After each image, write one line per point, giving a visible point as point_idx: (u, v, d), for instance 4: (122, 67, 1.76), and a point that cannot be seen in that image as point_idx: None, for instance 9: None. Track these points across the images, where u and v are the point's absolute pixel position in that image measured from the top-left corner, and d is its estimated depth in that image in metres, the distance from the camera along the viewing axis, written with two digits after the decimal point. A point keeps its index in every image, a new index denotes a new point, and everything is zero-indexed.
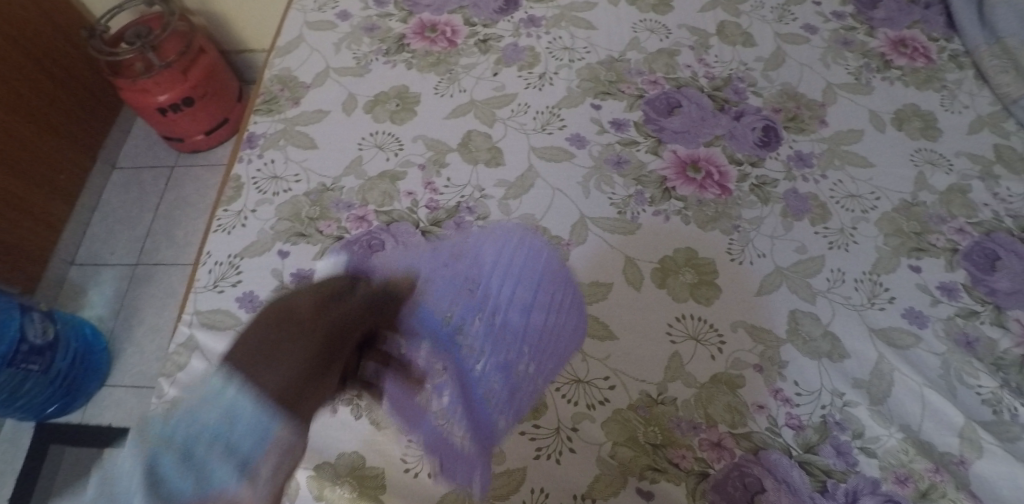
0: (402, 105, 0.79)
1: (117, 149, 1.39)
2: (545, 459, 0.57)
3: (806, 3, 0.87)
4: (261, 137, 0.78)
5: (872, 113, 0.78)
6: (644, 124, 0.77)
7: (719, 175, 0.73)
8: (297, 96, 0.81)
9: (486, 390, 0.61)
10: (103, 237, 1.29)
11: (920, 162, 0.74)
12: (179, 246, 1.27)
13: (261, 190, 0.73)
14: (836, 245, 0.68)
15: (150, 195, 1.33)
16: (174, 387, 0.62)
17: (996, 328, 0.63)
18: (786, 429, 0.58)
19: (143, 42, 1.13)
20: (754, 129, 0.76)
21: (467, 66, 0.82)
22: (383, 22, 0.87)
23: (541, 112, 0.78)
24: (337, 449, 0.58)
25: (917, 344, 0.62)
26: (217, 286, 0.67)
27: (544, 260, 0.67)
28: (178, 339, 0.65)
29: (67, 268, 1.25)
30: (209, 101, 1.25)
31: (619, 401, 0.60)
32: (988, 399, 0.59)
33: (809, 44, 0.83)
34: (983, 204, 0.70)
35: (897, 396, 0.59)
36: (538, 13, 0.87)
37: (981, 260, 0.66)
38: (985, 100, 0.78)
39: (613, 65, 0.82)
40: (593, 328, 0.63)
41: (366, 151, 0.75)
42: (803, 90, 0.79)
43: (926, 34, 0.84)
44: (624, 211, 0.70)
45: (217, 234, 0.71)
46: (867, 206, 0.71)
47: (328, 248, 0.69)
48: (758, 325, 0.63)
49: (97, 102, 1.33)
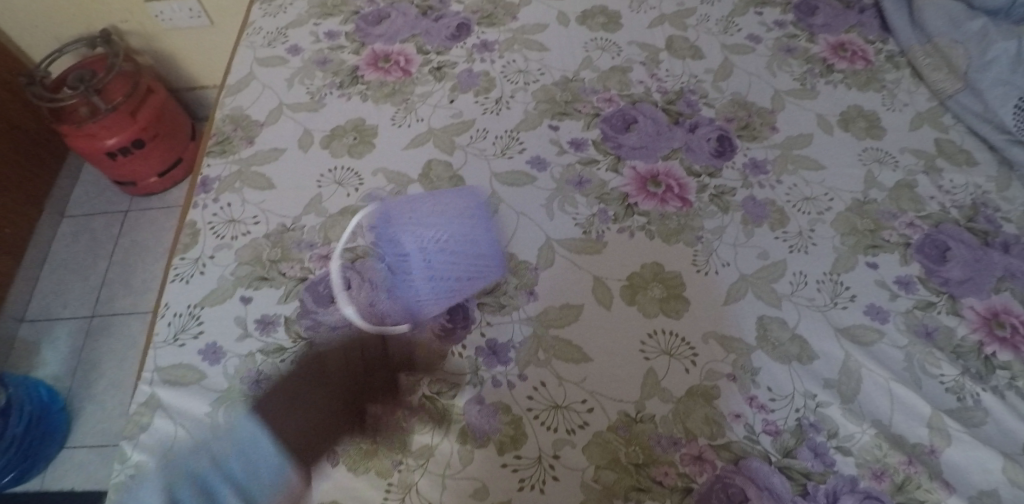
0: (360, 138, 0.78)
1: (65, 198, 1.34)
2: (529, 490, 0.56)
3: (748, 14, 0.90)
4: (215, 180, 0.76)
5: (820, 117, 0.80)
6: (603, 142, 0.78)
7: (679, 188, 0.74)
8: (251, 135, 0.79)
9: (465, 423, 0.59)
10: (55, 289, 1.24)
11: (868, 161, 0.76)
12: (137, 294, 1.22)
13: (218, 235, 0.71)
14: (796, 249, 0.70)
15: (104, 242, 1.29)
16: (137, 450, 0.58)
17: (952, 316, 0.65)
18: (764, 435, 0.59)
19: (86, 86, 1.09)
20: (709, 140, 0.78)
21: (423, 95, 0.82)
22: (334, 55, 0.86)
23: (500, 137, 0.78)
24: (315, 502, 0.55)
25: (880, 339, 0.64)
26: (177, 339, 0.64)
27: (514, 285, 0.67)
28: (138, 398, 0.61)
29: (18, 325, 1.19)
30: (161, 141, 1.22)
31: (599, 423, 0.60)
32: (951, 387, 0.61)
33: (755, 54, 0.86)
34: (929, 197, 0.73)
35: (866, 393, 0.61)
36: (490, 38, 0.87)
37: (932, 252, 0.69)
38: (923, 97, 0.81)
39: (568, 85, 0.83)
40: (568, 351, 0.63)
41: (325, 188, 0.74)
42: (753, 99, 0.82)
43: (863, 37, 0.87)
44: (589, 230, 0.71)
45: (174, 285, 0.68)
46: (822, 208, 0.73)
47: (292, 291, 0.67)
48: (728, 334, 0.64)
49: (40, 150, 1.28)
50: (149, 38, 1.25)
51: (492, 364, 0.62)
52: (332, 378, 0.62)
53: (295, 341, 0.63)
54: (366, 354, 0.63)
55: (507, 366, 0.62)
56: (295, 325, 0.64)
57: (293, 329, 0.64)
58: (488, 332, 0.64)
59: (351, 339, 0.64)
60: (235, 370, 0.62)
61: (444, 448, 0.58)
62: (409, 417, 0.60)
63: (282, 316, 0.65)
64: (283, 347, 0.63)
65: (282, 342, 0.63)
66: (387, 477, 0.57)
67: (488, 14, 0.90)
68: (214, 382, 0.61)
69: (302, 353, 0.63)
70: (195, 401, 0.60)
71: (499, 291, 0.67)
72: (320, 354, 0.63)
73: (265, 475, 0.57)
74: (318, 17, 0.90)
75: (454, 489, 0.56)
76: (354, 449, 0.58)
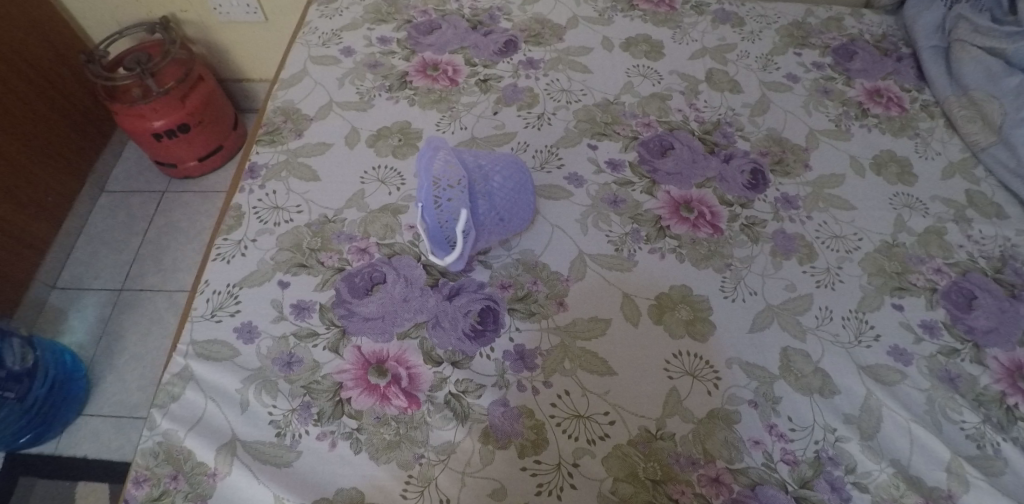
0: (404, 140, 0.81)
1: (106, 174, 1.38)
2: (546, 495, 0.57)
3: (788, 54, 0.92)
4: (262, 168, 0.78)
5: (853, 158, 0.82)
6: (639, 164, 0.80)
7: (711, 215, 0.75)
8: (300, 128, 0.82)
9: (488, 424, 0.60)
10: (86, 260, 1.27)
11: (898, 205, 0.77)
12: (166, 273, 1.25)
13: (262, 220, 0.73)
14: (823, 284, 0.71)
15: (138, 220, 1.32)
16: (167, 419, 0.61)
17: (976, 365, 0.66)
18: (782, 464, 0.59)
19: (142, 69, 1.13)
20: (743, 172, 0.79)
21: (468, 104, 0.84)
22: (386, 59, 0.89)
23: (540, 151, 0.80)
24: (335, 485, 0.57)
25: (902, 381, 0.64)
26: (215, 316, 0.67)
27: (544, 295, 0.69)
28: (173, 369, 0.63)
29: (49, 292, 1.22)
30: (205, 128, 1.26)
31: (619, 436, 0.60)
32: (972, 434, 0.61)
33: (792, 92, 0.88)
34: (958, 246, 0.74)
35: (886, 432, 0.61)
36: (536, 56, 0.90)
37: (958, 300, 0.70)
38: (956, 148, 0.83)
39: (609, 107, 0.85)
40: (593, 364, 0.64)
41: (368, 185, 0.76)
42: (788, 135, 0.83)
43: (899, 85, 0.89)
44: (620, 248, 0.72)
45: (216, 263, 0.70)
46: (850, 247, 0.74)
47: (328, 280, 0.69)
48: (751, 362, 0.65)
49: (89, 124, 1.33)
50: (204, 28, 1.30)
51: (518, 369, 0.64)
52: (362, 367, 0.63)
53: (329, 327, 0.66)
54: (397, 347, 0.65)
55: (533, 372, 0.64)
56: (329, 313, 0.67)
57: (327, 317, 0.66)
58: (516, 338, 0.66)
59: (382, 331, 0.65)
60: (267, 350, 0.64)
61: (465, 446, 0.59)
62: (434, 412, 0.61)
63: (317, 303, 0.67)
64: (316, 332, 0.65)
65: (316, 327, 0.66)
66: (408, 469, 0.58)
67: (536, 33, 0.93)
68: (247, 360, 0.64)
69: (334, 341, 0.65)
70: (227, 376, 0.63)
71: (529, 299, 0.68)
72: (351, 343, 0.65)
73: (290, 455, 0.59)
74: (372, 22, 0.94)
75: (472, 487, 0.57)
76: (377, 438, 0.60)
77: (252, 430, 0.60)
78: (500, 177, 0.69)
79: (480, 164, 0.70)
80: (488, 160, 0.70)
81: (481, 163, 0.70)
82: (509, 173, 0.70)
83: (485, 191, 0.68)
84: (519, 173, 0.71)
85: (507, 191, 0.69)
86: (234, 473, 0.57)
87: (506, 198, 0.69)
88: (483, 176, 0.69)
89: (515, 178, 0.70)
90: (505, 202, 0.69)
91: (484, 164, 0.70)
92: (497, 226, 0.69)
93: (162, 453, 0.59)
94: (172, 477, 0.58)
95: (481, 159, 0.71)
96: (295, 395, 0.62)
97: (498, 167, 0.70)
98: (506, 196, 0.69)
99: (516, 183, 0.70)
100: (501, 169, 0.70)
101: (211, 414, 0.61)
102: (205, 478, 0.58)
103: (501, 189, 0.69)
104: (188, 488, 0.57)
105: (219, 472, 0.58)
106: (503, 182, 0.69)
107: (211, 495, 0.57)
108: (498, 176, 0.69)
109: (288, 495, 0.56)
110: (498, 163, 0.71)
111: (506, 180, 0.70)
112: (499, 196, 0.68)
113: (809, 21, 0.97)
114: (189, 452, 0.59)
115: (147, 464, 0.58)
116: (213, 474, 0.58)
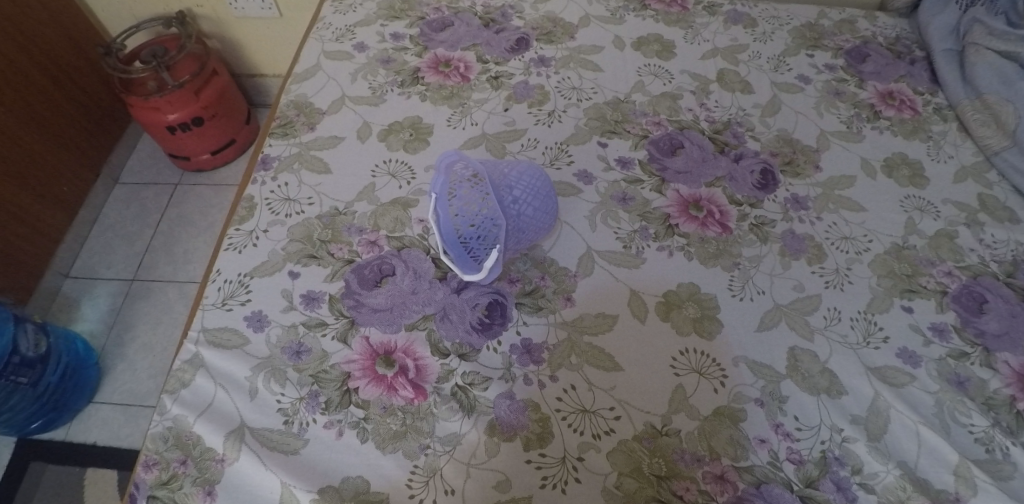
0: (415, 135, 0.81)
1: (119, 165, 1.40)
2: (551, 488, 0.57)
3: (800, 55, 0.92)
4: (275, 160, 0.79)
5: (864, 160, 0.81)
6: (649, 163, 0.80)
7: (720, 214, 0.75)
8: (313, 122, 0.83)
9: (494, 416, 0.61)
10: (99, 250, 1.28)
11: (909, 208, 0.77)
12: (177, 264, 1.27)
13: (274, 212, 0.74)
14: (831, 284, 0.70)
15: (151, 212, 1.34)
16: (177, 404, 0.61)
17: (985, 369, 0.65)
18: (788, 463, 0.59)
19: (157, 62, 1.15)
20: (753, 172, 0.79)
21: (479, 101, 0.85)
22: (398, 55, 0.90)
23: (550, 148, 0.81)
24: (341, 473, 0.58)
25: (911, 383, 0.64)
26: (226, 305, 0.67)
27: (552, 290, 0.69)
28: (183, 356, 0.64)
29: (61, 280, 1.23)
30: (218, 121, 1.28)
31: (624, 431, 0.60)
32: (980, 437, 0.61)
33: (804, 94, 0.88)
34: (969, 249, 0.73)
35: (893, 434, 0.61)
36: (548, 54, 0.90)
37: (969, 303, 0.69)
38: (968, 152, 0.82)
39: (619, 105, 0.85)
40: (599, 359, 0.64)
41: (378, 179, 0.77)
42: (798, 137, 0.83)
43: (912, 88, 0.89)
44: (628, 245, 0.72)
45: (228, 253, 0.71)
46: (860, 248, 0.73)
47: (338, 271, 0.70)
48: (758, 360, 0.65)
49: (104, 115, 1.34)
50: (219, 23, 1.31)
51: (524, 363, 0.64)
52: (370, 357, 0.64)
53: (338, 318, 0.66)
54: (404, 338, 0.65)
55: (539, 366, 0.64)
56: (338, 304, 0.67)
57: (336, 307, 0.67)
58: (523, 332, 0.66)
59: (391, 323, 0.66)
60: (277, 339, 0.65)
61: (471, 437, 0.60)
62: (440, 404, 0.61)
63: (326, 294, 0.68)
64: (325, 322, 0.66)
65: (325, 318, 0.66)
66: (413, 459, 0.58)
67: (547, 31, 0.93)
68: (257, 348, 0.64)
69: (343, 331, 0.65)
70: (237, 364, 0.63)
71: (537, 294, 0.68)
72: (359, 333, 0.65)
73: (297, 442, 0.59)
74: (385, 19, 0.94)
75: (477, 478, 0.58)
76: (384, 428, 0.60)
77: (260, 418, 0.60)
78: (530, 209, 0.67)
79: (512, 191, 0.66)
80: (523, 185, 0.67)
81: (515, 190, 0.66)
82: (541, 203, 0.67)
83: (515, 224, 0.66)
84: (550, 200, 0.68)
85: (534, 222, 0.67)
86: (242, 459, 0.58)
87: (532, 228, 0.68)
88: (516, 207, 0.66)
89: (545, 206, 0.68)
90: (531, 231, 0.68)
91: (518, 192, 0.66)
92: (517, 250, 0.69)
93: (171, 438, 0.60)
94: (181, 462, 0.58)
95: (514, 181, 0.67)
96: (303, 384, 0.62)
97: (532, 196, 0.67)
98: (529, 226, 0.67)
99: (544, 213, 0.68)
100: (533, 198, 0.67)
101: (221, 401, 0.61)
102: (213, 463, 0.58)
103: (529, 221, 0.67)
104: (196, 473, 0.58)
105: (227, 457, 0.58)
106: (533, 214, 0.67)
107: (219, 480, 0.58)
108: (529, 207, 0.66)
109: (295, 482, 0.57)
110: (531, 188, 0.67)
111: (538, 210, 0.67)
112: (523, 227, 0.67)
113: (821, 23, 0.96)
114: (198, 437, 0.60)
115: (157, 448, 0.59)
116: (221, 460, 0.58)
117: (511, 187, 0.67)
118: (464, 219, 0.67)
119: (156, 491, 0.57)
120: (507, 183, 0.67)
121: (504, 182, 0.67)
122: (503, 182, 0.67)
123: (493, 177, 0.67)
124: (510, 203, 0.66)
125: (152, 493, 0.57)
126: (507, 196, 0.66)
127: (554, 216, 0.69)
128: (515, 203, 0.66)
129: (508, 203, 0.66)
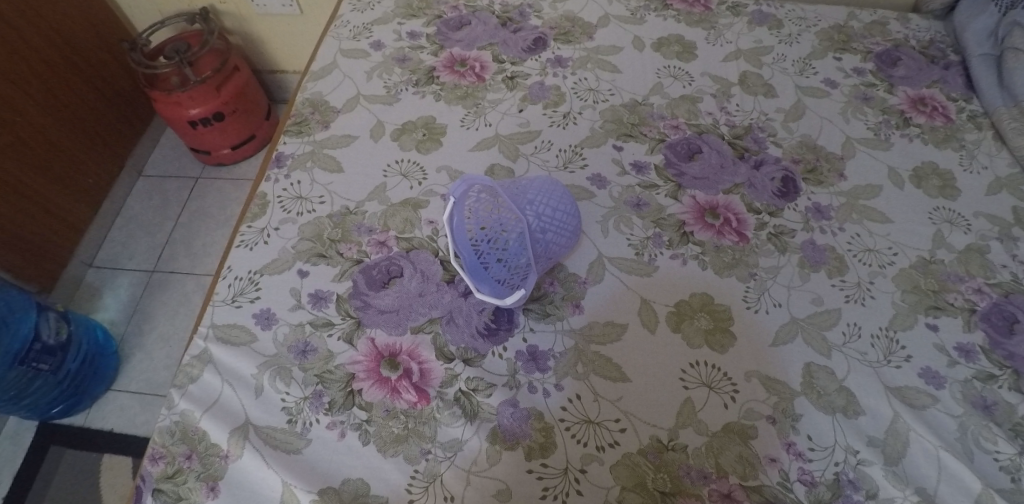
0: (428, 135, 0.81)
1: (143, 158, 1.43)
2: (552, 499, 0.56)
3: (827, 58, 0.89)
4: (289, 157, 0.79)
5: (891, 169, 0.78)
6: (665, 168, 0.78)
7: (737, 222, 0.73)
8: (328, 120, 0.83)
9: (498, 424, 0.60)
10: (122, 241, 1.31)
11: (938, 220, 0.74)
12: (197, 256, 1.29)
13: (286, 209, 0.74)
14: (852, 299, 0.68)
15: (172, 204, 1.37)
16: (185, 399, 0.62)
17: (1014, 393, 0.62)
18: (799, 484, 0.57)
19: (180, 58, 1.16)
20: (773, 179, 0.77)
21: (494, 101, 0.84)
22: (414, 54, 0.89)
23: (563, 150, 0.79)
24: (343, 475, 0.58)
25: (933, 405, 0.61)
26: (235, 301, 0.68)
27: (560, 296, 0.68)
28: (192, 351, 0.65)
29: (85, 269, 1.27)
30: (239, 117, 1.30)
31: (629, 444, 0.59)
32: (1006, 466, 0.58)
33: (830, 98, 0.85)
34: (1002, 265, 0.70)
35: (912, 458, 0.58)
36: (565, 54, 0.89)
37: (999, 323, 0.66)
38: (1004, 162, 0.78)
39: (636, 108, 0.83)
40: (606, 369, 0.63)
41: (390, 178, 0.77)
42: (823, 143, 0.80)
43: (945, 93, 0.85)
44: (641, 252, 0.71)
45: (239, 249, 0.72)
46: (884, 261, 0.71)
47: (347, 271, 0.70)
48: (773, 376, 0.63)
49: (129, 109, 1.38)
50: (241, 19, 1.33)
51: (530, 370, 0.63)
52: (375, 359, 0.64)
53: (345, 318, 0.66)
54: (410, 340, 0.65)
55: (545, 373, 0.63)
56: (345, 304, 0.67)
57: (343, 307, 0.67)
58: (529, 338, 0.65)
59: (396, 325, 0.66)
60: (283, 338, 0.65)
61: (473, 444, 0.59)
62: (443, 409, 0.61)
63: (334, 294, 0.68)
64: (332, 322, 0.66)
65: (332, 317, 0.66)
66: (414, 463, 0.58)
67: (565, 31, 0.91)
68: (263, 346, 0.65)
69: (349, 331, 0.65)
70: (244, 361, 0.64)
71: (545, 300, 0.68)
72: (365, 334, 0.65)
73: (299, 442, 0.59)
74: (402, 17, 0.94)
75: (478, 486, 0.57)
76: (386, 430, 0.60)
77: (265, 416, 0.61)
78: (554, 247, 0.65)
79: (545, 231, 0.63)
80: (555, 223, 0.63)
81: (546, 230, 0.63)
82: (565, 240, 0.65)
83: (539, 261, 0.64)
84: (572, 236, 0.66)
85: (554, 256, 0.66)
86: (245, 456, 0.58)
87: (547, 261, 0.66)
88: (543, 246, 0.63)
89: (567, 242, 0.66)
90: (544, 266, 0.66)
91: (549, 232, 0.63)
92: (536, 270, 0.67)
93: (178, 432, 0.60)
94: (186, 457, 0.59)
95: (547, 219, 0.63)
96: (308, 384, 0.62)
97: (560, 236, 0.64)
98: (549, 258, 0.65)
99: (564, 248, 0.66)
100: (560, 238, 0.64)
101: (227, 398, 0.62)
102: (217, 459, 0.59)
103: (550, 256, 0.65)
104: (201, 468, 0.58)
105: (231, 454, 0.59)
106: (555, 252, 0.65)
107: (223, 476, 0.58)
108: (554, 245, 0.64)
109: (296, 482, 0.57)
110: (561, 226, 0.64)
111: (561, 247, 0.65)
112: (545, 261, 0.65)
113: (851, 25, 0.93)
114: (204, 432, 0.60)
115: (164, 442, 0.60)
116: (225, 456, 0.59)
117: (543, 225, 0.63)
118: (482, 233, 0.63)
119: (161, 484, 0.58)
120: (540, 219, 0.63)
121: (539, 220, 0.63)
122: (536, 219, 0.62)
123: (526, 207, 0.62)
124: (540, 243, 0.63)
125: (157, 487, 0.58)
126: (538, 234, 0.62)
127: (572, 245, 0.68)
128: (545, 241, 0.63)
129: (537, 244, 0.63)
